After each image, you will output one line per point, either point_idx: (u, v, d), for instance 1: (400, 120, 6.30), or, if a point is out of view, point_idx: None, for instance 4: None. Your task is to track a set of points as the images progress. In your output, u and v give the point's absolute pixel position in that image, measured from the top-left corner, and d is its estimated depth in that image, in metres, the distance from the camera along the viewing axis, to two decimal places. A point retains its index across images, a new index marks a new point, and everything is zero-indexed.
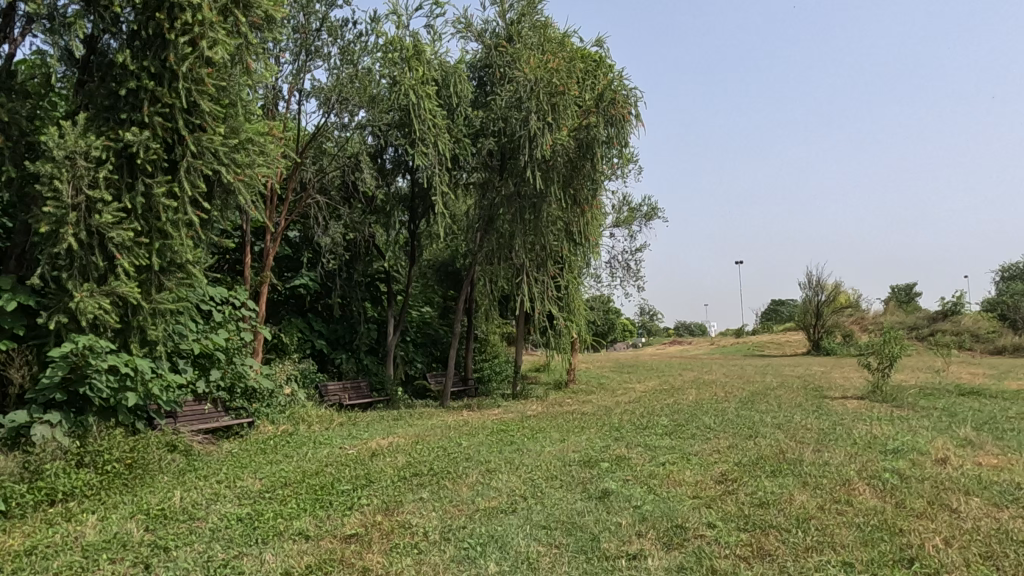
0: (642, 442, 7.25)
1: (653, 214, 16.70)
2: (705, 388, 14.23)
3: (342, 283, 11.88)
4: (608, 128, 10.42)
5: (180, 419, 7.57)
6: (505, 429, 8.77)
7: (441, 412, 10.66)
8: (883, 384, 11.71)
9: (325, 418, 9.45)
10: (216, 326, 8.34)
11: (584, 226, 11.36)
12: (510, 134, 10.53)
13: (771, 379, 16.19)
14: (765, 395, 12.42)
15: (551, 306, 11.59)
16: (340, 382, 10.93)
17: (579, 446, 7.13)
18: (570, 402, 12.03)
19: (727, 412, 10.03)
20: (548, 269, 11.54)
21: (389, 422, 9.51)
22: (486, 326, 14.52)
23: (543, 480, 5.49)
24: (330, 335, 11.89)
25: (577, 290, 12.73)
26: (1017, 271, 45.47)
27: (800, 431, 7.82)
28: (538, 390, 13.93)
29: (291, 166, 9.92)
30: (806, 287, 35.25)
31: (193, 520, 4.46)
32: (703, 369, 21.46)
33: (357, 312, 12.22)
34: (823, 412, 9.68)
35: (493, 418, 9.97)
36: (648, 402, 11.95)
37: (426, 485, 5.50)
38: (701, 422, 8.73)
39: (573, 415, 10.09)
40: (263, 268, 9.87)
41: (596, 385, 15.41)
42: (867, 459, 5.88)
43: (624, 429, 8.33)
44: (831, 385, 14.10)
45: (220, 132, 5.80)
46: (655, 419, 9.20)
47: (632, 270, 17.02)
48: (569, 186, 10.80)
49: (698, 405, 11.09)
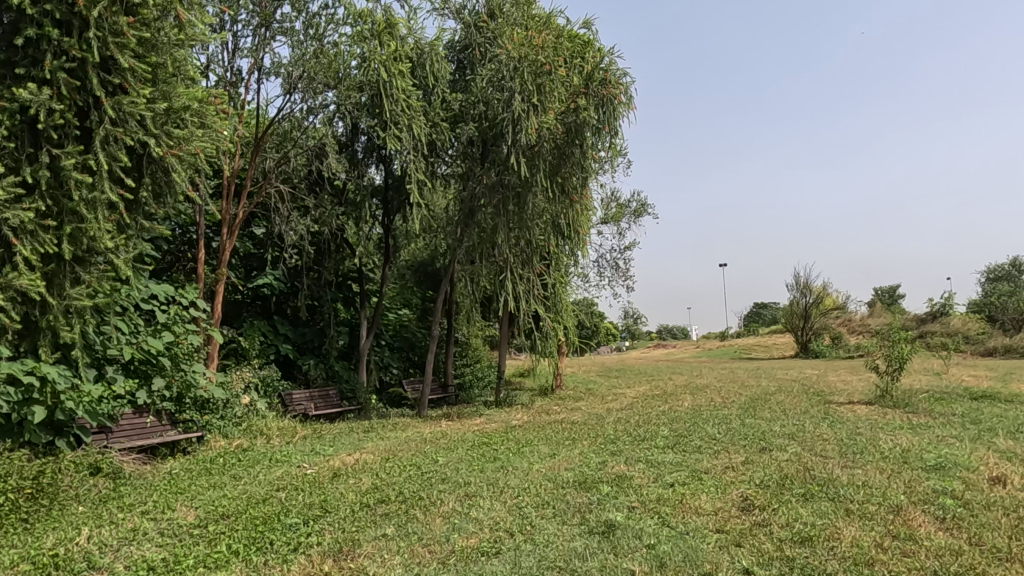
0: (643, 458, 6.38)
1: (643, 210, 15.88)
2: (700, 394, 13.39)
3: (310, 283, 10.99)
4: (599, 111, 9.56)
5: (115, 434, 6.58)
6: (487, 442, 7.87)
7: (417, 422, 9.73)
8: (893, 388, 10.93)
9: (288, 431, 8.50)
10: (159, 329, 7.38)
11: (573, 218, 10.50)
12: (491, 118, 9.69)
13: (767, 384, 15.41)
14: (767, 400, 11.61)
15: (537, 306, 10.73)
16: (306, 390, 9.98)
17: (572, 463, 6.24)
18: (558, 410, 11.15)
19: (730, 420, 9.18)
20: (534, 266, 10.63)
21: (359, 434, 8.57)
22: (467, 329, 13.62)
23: (532, 508, 4.60)
24: (297, 339, 10.96)
25: (565, 289, 11.87)
26: (1003, 272, 45.24)
27: (817, 443, 6.99)
28: (523, 397, 13.04)
29: (250, 152, 9.05)
30: (794, 289, 34.66)
31: (91, 570, 3.53)
32: (694, 374, 20.63)
33: (327, 315, 11.29)
34: (836, 420, 8.86)
35: (475, 429, 9.06)
36: (641, 409, 11.09)
37: (392, 515, 4.60)
38: (705, 432, 7.87)
39: (562, 424, 9.21)
40: (219, 264, 8.95)
41: (585, 392, 14.52)
42: (910, 479, 5.04)
43: (620, 441, 7.46)
44: (833, 389, 13.33)
45: (144, 94, 4.88)
46: (652, 428, 8.34)
47: (620, 270, 16.18)
48: (556, 175, 9.93)
49: (697, 413, 10.24)
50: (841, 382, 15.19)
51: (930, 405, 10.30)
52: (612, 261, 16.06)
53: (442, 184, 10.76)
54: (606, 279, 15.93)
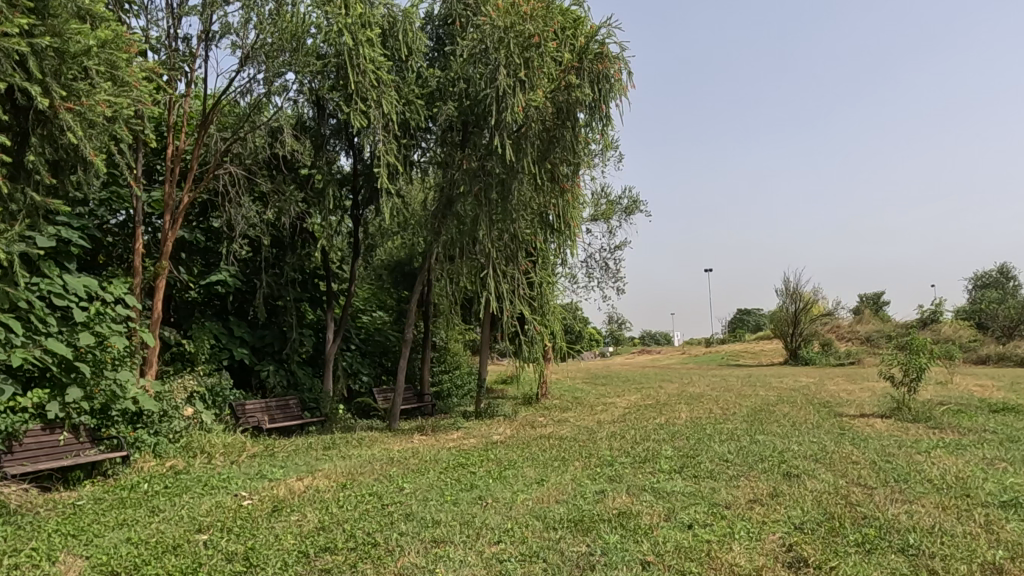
0: (648, 487, 5.34)
1: (635, 207, 14.89)
2: (697, 404, 12.40)
3: (270, 279, 9.95)
4: (593, 88, 8.55)
5: (14, 456, 5.45)
6: (463, 462, 6.82)
7: (386, 437, 8.64)
8: (910, 401, 10.00)
9: (234, 449, 7.38)
10: (78, 329, 6.32)
11: (563, 210, 9.46)
12: (473, 96, 8.67)
13: (765, 393, 14.46)
14: (771, 412, 10.63)
15: (522, 307, 9.69)
16: (260, 399, 8.85)
17: (564, 494, 5.18)
18: (544, 423, 10.10)
19: (738, 436, 8.19)
20: (520, 263, 9.60)
21: (317, 453, 7.47)
22: (445, 333, 12.56)
23: (514, 564, 3.55)
24: (254, 343, 9.88)
25: (553, 289, 10.85)
26: (990, 279, 44.81)
27: (848, 466, 6.01)
28: (506, 407, 11.98)
29: (197, 130, 8.06)
30: (783, 295, 33.88)
31: None
32: (685, 381, 19.65)
33: (289, 316, 10.21)
34: (855, 437, 7.90)
35: (450, 445, 7.98)
36: (636, 422, 10.06)
37: (337, 571, 3.54)
38: (714, 453, 6.88)
39: (549, 441, 8.16)
40: (161, 255, 7.87)
41: (572, 401, 13.51)
42: (989, 522, 4.05)
43: (618, 463, 6.43)
44: (839, 400, 12.38)
45: (20, 27, 3.86)
46: (652, 447, 7.33)
47: (610, 271, 15.18)
48: (545, 161, 8.88)
49: (697, 427, 9.26)
50: (843, 393, 14.27)
51: (953, 419, 9.35)
52: (601, 261, 15.06)
53: (418, 172, 9.74)
54: (595, 281, 14.92)
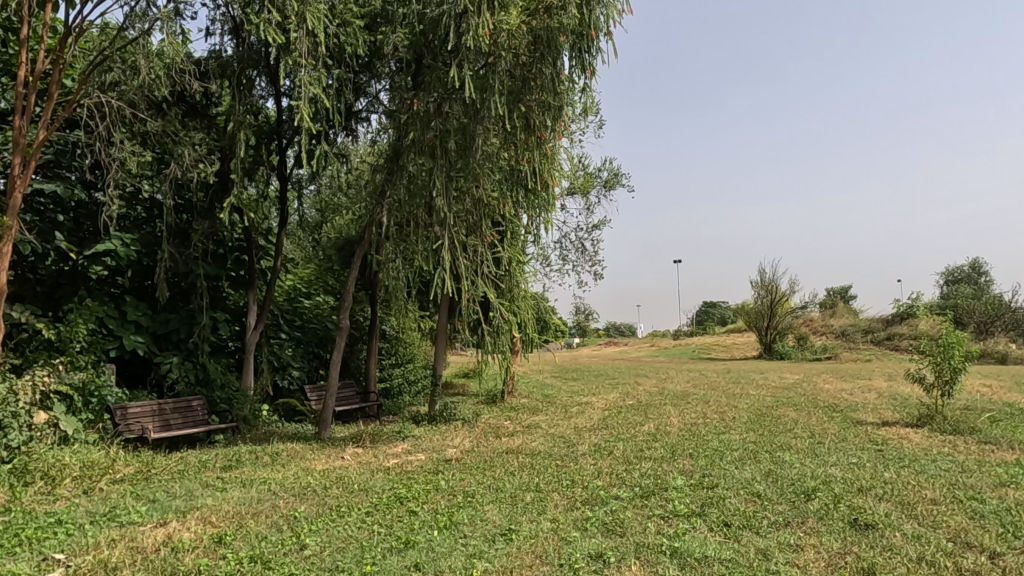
0: (668, 550, 3.63)
1: (615, 181, 13.20)
2: (686, 406, 10.77)
3: (174, 249, 8.03)
4: (581, 11, 6.80)
5: None
6: (403, 494, 5.04)
7: (311, 451, 6.79)
8: (943, 408, 8.46)
9: (95, 470, 5.47)
10: None
11: (538, 170, 7.65)
12: (429, 18, 6.88)
13: (757, 393, 12.90)
14: (778, 418, 9.02)
15: (486, 289, 7.89)
16: (148, 401, 6.92)
17: (545, 564, 3.45)
18: (511, 430, 8.34)
19: (754, 454, 6.52)
20: (484, 234, 7.78)
21: (211, 478, 5.59)
22: (396, 321, 10.74)
23: None
24: (154, 329, 7.94)
25: (522, 270, 9.07)
26: (960, 274, 44.22)
27: (932, 509, 4.38)
28: (465, 408, 10.19)
29: (59, 46, 6.11)
30: (758, 286, 32.63)
31: None
32: (662, 377, 18.05)
33: (199, 296, 8.30)
34: (903, 457, 6.30)
35: (392, 465, 6.18)
36: (622, 430, 8.36)
37: None
38: (736, 482, 5.21)
39: (518, 459, 6.41)
40: (7, 210, 5.89)
41: (542, 401, 11.78)
42: None
43: (615, 500, 4.71)
44: (847, 404, 10.84)
45: None
46: (654, 471, 5.62)
47: (586, 254, 13.49)
48: (517, 104, 7.07)
49: (698, 439, 7.59)
50: (844, 394, 12.77)
51: (1000, 430, 7.85)
52: (577, 242, 13.37)
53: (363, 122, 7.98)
54: (570, 264, 13.21)
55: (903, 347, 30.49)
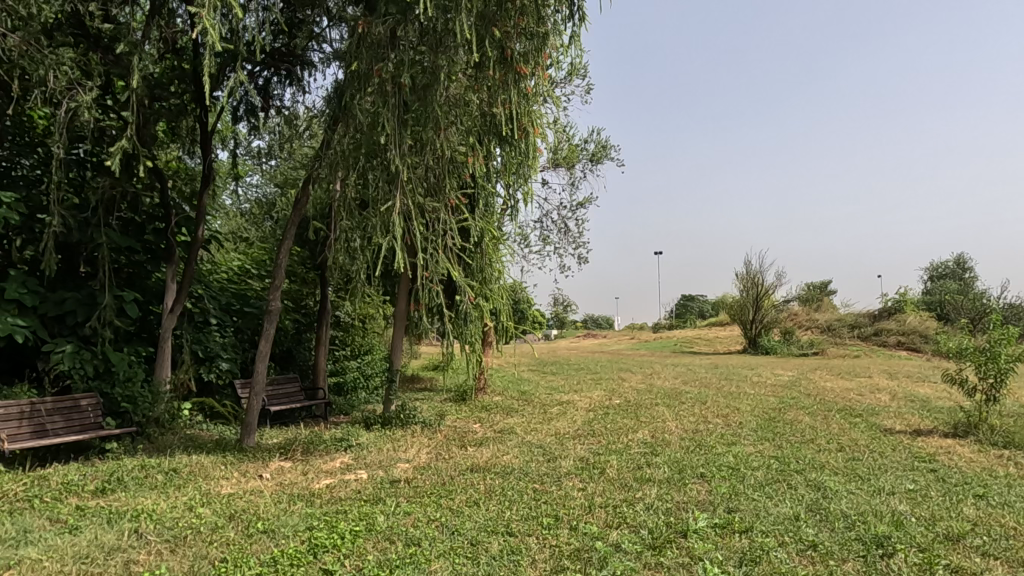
0: None
1: (603, 154, 11.83)
2: (681, 408, 9.44)
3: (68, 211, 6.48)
4: None
5: None
6: (322, 538, 3.63)
7: (223, 466, 5.34)
8: (987, 417, 7.21)
9: None
10: None
11: (517, 122, 6.16)
12: None
13: (756, 393, 11.63)
14: (793, 425, 7.72)
15: (448, 266, 6.44)
16: (16, 401, 5.43)
17: None
18: (479, 437, 6.94)
19: (782, 476, 5.19)
20: (447, 198, 6.32)
21: (67, 509, 4.11)
22: (351, 306, 9.30)
23: None
24: (45, 310, 6.40)
25: (495, 247, 7.65)
26: (943, 270, 43.57)
27: None
28: (427, 408, 8.78)
29: None
30: (744, 278, 31.51)
31: None
32: (647, 373, 16.76)
33: (102, 270, 6.75)
34: (971, 483, 5.00)
35: (321, 490, 4.75)
36: (612, 438, 7.00)
37: None
38: (778, 524, 3.85)
39: (485, 480, 5.02)
40: None
41: (516, 399, 10.40)
42: None
43: (618, 557, 3.33)
44: (862, 407, 9.59)
45: None
46: (664, 505, 4.25)
47: (569, 235, 12.11)
48: (491, 32, 5.58)
49: (705, 452, 6.25)
50: (852, 394, 11.52)
51: None
52: (559, 222, 11.98)
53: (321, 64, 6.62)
54: (551, 246, 11.82)
55: (890, 343, 29.54)
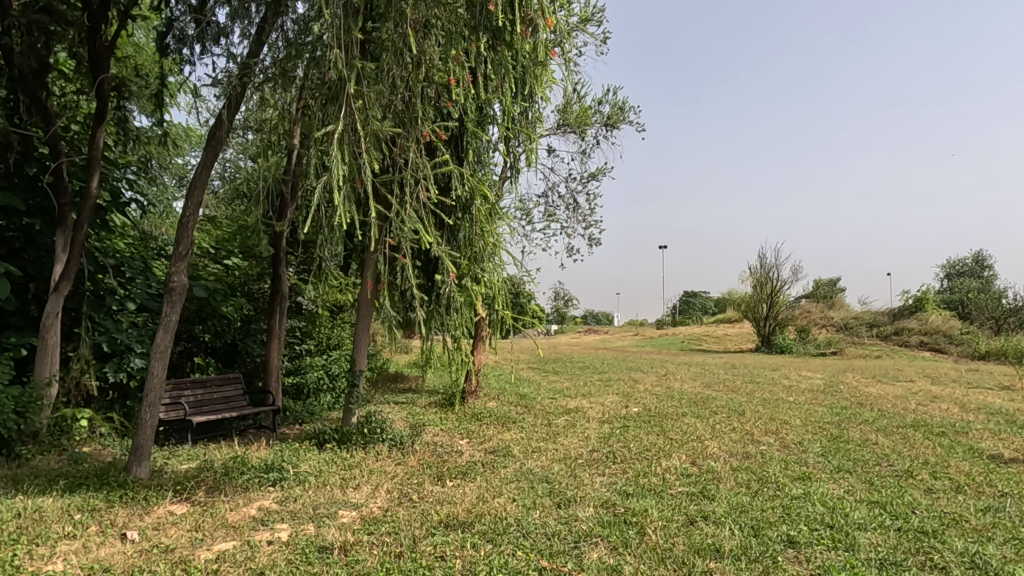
0: None
1: (620, 117, 10.06)
2: (718, 421, 7.68)
3: None
4: None
5: None
6: None
7: (78, 515, 3.59)
8: None
9: None
10: None
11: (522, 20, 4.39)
12: None
13: (797, 401, 9.88)
14: (873, 449, 5.96)
15: (419, 231, 4.67)
16: None
17: None
18: (463, 463, 5.18)
19: (915, 546, 3.42)
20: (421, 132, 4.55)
21: None
22: (312, 291, 7.54)
23: None
24: None
25: (490, 214, 5.89)
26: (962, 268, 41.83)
27: None
28: (402, 418, 7.02)
29: None
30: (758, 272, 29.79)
31: None
32: (662, 373, 15.05)
33: None
34: None
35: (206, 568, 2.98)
36: (642, 466, 5.24)
37: None
38: None
39: (465, 549, 3.25)
40: None
41: (515, 405, 8.64)
42: None
43: None
44: (938, 422, 7.82)
45: None
46: None
47: (579, 212, 10.35)
48: None
49: (778, 492, 4.50)
50: (911, 404, 9.75)
51: None
52: (567, 196, 10.21)
53: None
54: (557, 223, 10.06)
55: (912, 343, 27.71)
